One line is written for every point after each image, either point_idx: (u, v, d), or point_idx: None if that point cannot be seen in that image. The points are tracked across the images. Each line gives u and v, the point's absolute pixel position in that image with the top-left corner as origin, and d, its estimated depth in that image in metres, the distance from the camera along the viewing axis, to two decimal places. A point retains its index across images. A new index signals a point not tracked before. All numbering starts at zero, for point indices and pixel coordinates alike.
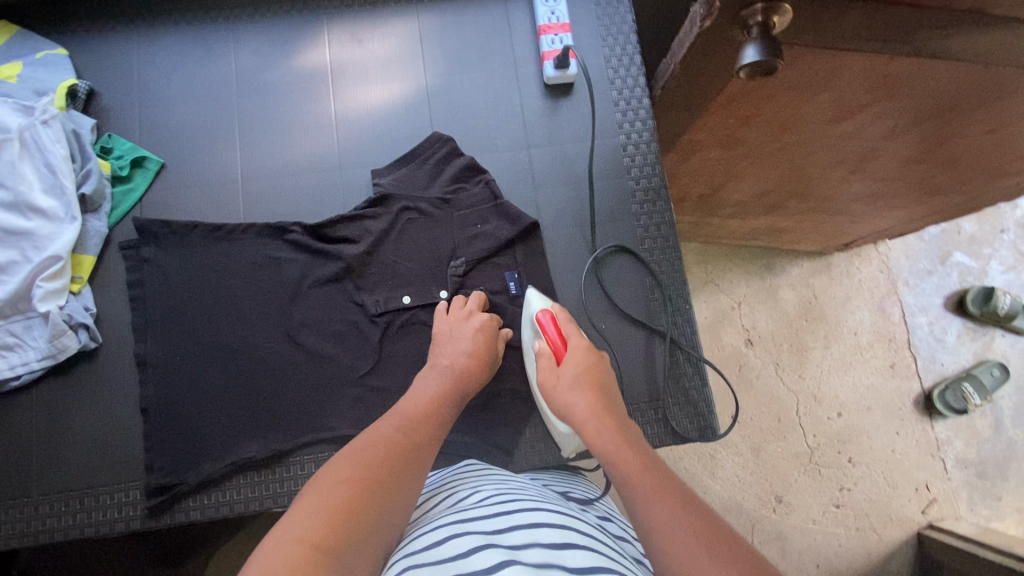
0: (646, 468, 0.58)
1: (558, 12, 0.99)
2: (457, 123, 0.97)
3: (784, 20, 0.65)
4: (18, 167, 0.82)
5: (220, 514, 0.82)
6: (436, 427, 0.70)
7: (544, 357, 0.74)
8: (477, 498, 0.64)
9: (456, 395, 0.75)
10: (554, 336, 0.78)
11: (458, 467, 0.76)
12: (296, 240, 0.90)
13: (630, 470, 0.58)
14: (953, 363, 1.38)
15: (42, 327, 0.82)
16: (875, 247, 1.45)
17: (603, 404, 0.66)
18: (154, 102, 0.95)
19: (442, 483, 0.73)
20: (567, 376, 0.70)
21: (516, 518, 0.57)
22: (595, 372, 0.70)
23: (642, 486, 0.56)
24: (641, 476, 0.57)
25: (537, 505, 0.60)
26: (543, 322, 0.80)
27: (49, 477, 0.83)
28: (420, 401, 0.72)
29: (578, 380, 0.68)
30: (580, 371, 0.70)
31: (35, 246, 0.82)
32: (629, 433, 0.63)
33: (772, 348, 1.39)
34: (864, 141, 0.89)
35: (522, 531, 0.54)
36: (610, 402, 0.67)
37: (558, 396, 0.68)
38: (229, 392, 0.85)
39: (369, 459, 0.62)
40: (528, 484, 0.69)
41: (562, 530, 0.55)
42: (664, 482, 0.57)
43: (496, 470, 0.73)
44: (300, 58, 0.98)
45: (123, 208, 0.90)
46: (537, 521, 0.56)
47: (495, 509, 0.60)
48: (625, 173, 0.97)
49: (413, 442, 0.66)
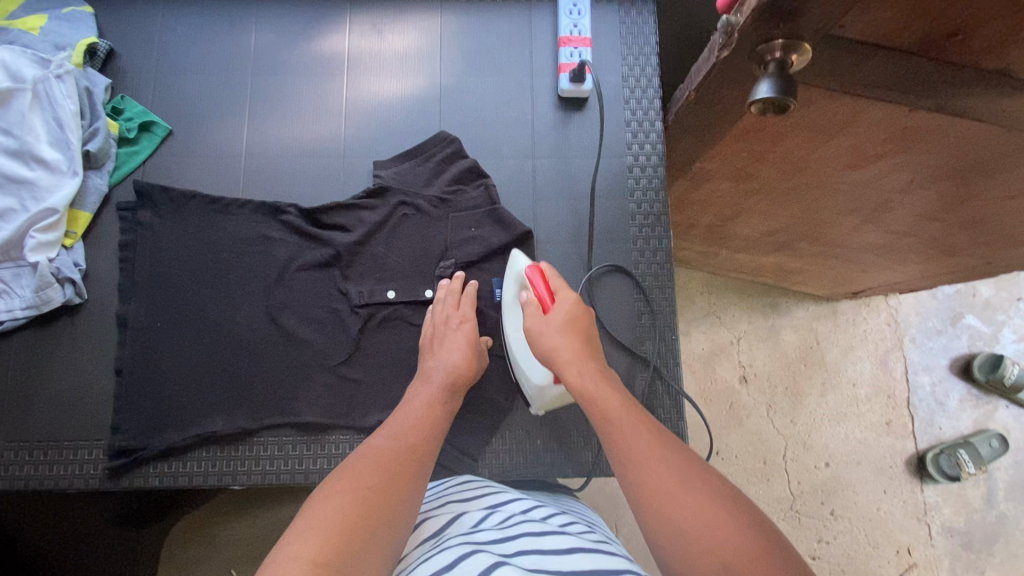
0: (627, 408, 0.63)
1: (580, 26, 0.98)
2: (466, 124, 0.97)
3: (802, 60, 0.64)
4: (27, 117, 0.84)
5: (178, 484, 0.82)
6: (437, 431, 0.70)
7: (531, 307, 0.75)
8: (483, 522, 0.63)
9: (441, 402, 0.74)
10: (542, 289, 0.75)
11: (457, 484, 0.75)
12: (291, 222, 0.90)
13: (610, 411, 0.63)
14: (951, 428, 1.34)
15: (30, 277, 0.83)
16: (885, 298, 1.41)
17: (585, 350, 0.70)
18: (170, 69, 0.96)
19: (440, 502, 0.71)
20: (556, 325, 0.71)
21: (523, 543, 0.56)
22: (583, 322, 0.72)
23: (620, 427, 0.61)
24: (621, 415, 0.62)
25: (543, 530, 0.59)
26: (532, 277, 0.76)
27: (18, 425, 0.84)
28: (417, 407, 0.72)
29: (566, 327, 0.71)
30: (568, 321, 0.72)
31: (33, 197, 0.83)
32: (607, 375, 0.68)
33: (766, 388, 1.36)
34: (879, 191, 0.87)
35: (531, 557, 0.53)
36: (594, 351, 0.71)
37: (543, 342, 0.71)
38: (203, 365, 0.85)
39: (373, 469, 0.61)
40: (532, 503, 0.69)
41: (570, 554, 0.54)
42: (644, 422, 0.62)
43: (499, 490, 0.72)
44: (319, 43, 0.98)
45: (125, 169, 0.92)
46: (546, 546, 0.56)
47: (500, 535, 0.59)
48: (627, 195, 0.96)
49: (413, 449, 0.65)
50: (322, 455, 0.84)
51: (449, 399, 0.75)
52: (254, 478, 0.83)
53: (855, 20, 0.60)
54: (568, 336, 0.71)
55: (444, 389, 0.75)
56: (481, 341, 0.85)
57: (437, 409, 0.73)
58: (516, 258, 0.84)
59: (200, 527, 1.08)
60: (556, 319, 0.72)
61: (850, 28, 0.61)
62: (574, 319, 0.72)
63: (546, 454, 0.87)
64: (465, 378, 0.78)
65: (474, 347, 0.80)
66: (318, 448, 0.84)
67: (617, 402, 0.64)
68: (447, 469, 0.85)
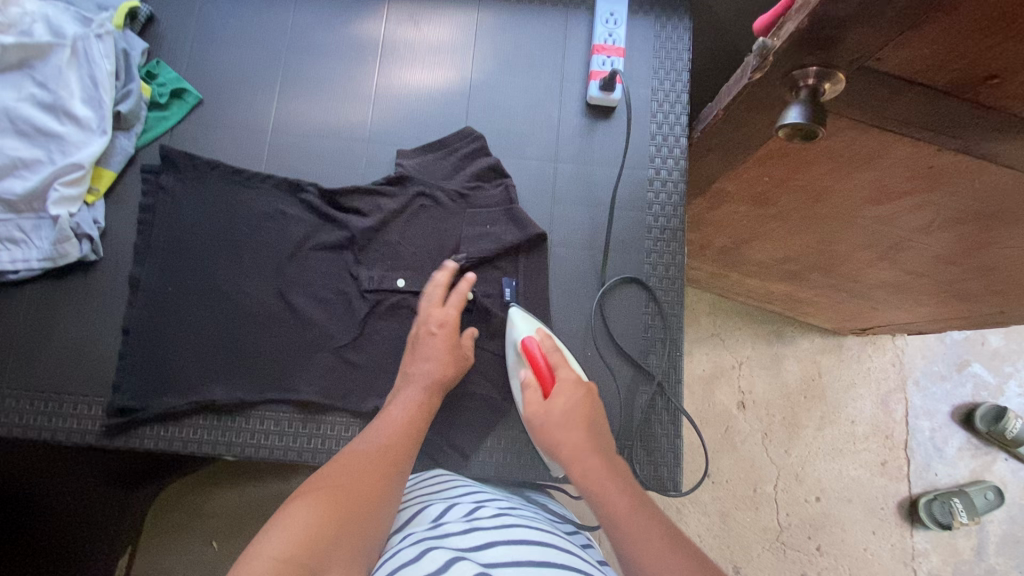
0: (641, 509, 0.58)
1: (615, 35, 0.98)
2: (492, 122, 0.97)
3: (836, 88, 0.65)
4: (63, 72, 0.85)
5: (172, 449, 0.83)
6: (414, 434, 0.71)
7: (529, 390, 0.71)
8: (454, 513, 0.64)
9: (423, 406, 0.75)
10: (541, 362, 0.75)
11: (429, 478, 0.77)
12: (309, 200, 0.91)
13: (621, 513, 0.57)
14: (946, 476, 1.33)
15: (50, 229, 0.84)
16: (892, 338, 1.41)
17: (593, 441, 0.64)
18: (206, 41, 0.97)
19: (412, 496, 0.73)
20: (557, 412, 0.66)
21: (492, 535, 0.58)
22: (584, 405, 0.67)
23: (635, 533, 0.56)
24: (635, 520, 0.57)
25: (511, 521, 0.61)
26: (529, 351, 0.77)
27: (23, 373, 0.84)
28: (396, 411, 0.73)
29: (568, 417, 0.65)
30: (570, 408, 0.67)
31: (61, 150, 0.84)
32: (617, 469, 0.62)
33: (763, 416, 1.35)
34: (898, 229, 0.86)
35: (498, 549, 0.55)
36: (603, 436, 0.66)
37: (545, 430, 0.66)
38: (209, 333, 0.85)
39: (342, 472, 0.62)
40: (500, 498, 0.71)
41: (537, 547, 0.55)
42: (657, 523, 0.57)
43: (469, 484, 0.74)
44: (356, 28, 0.99)
45: (153, 133, 0.93)
46: (516, 536, 0.57)
47: (470, 525, 0.60)
48: (646, 207, 0.95)
49: (389, 450, 0.66)
50: (317, 434, 0.84)
51: (429, 403, 0.75)
52: (248, 450, 0.83)
53: (894, 53, 0.60)
54: (572, 426, 0.65)
55: (423, 393, 0.76)
56: (468, 334, 0.84)
57: (417, 415, 0.73)
58: (514, 320, 0.85)
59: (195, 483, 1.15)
60: (556, 406, 0.67)
61: (886, 62, 0.61)
62: (574, 401, 0.68)
63: (538, 455, 0.86)
64: (448, 381, 0.79)
65: (457, 351, 0.81)
66: (314, 427, 0.85)
67: (630, 504, 0.58)
68: (436, 462, 0.85)
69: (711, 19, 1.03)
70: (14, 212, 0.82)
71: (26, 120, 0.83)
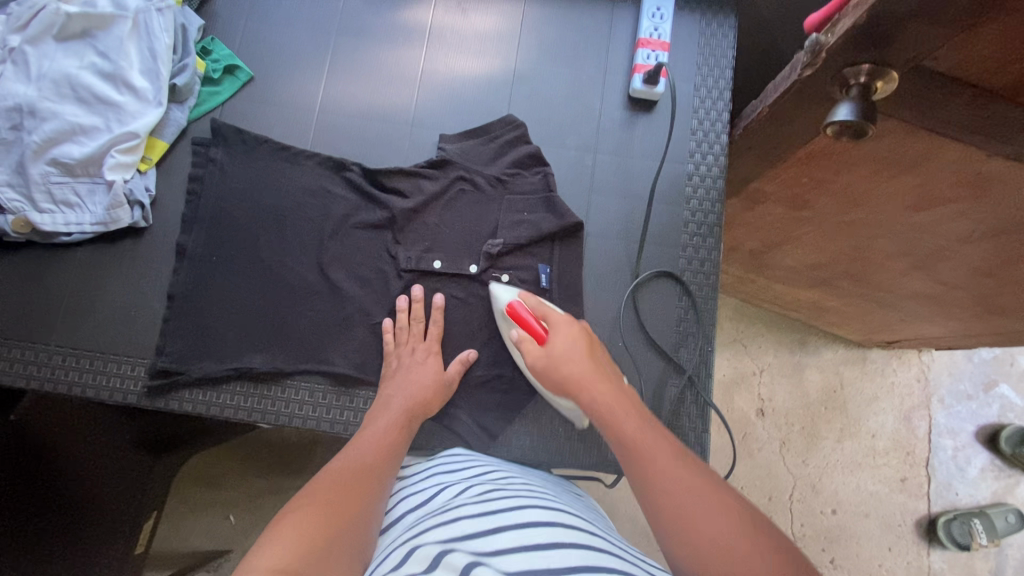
0: (647, 427, 0.63)
1: (661, 30, 0.99)
2: (534, 110, 0.98)
3: (888, 87, 0.65)
4: (124, 44, 0.88)
5: (209, 413, 0.85)
6: (397, 445, 0.73)
7: (527, 343, 0.72)
8: (465, 496, 0.63)
9: (399, 424, 0.76)
10: (535, 323, 0.74)
11: (445, 459, 0.77)
12: (353, 179, 0.92)
13: (629, 433, 0.62)
14: (967, 496, 1.30)
15: (103, 195, 0.87)
16: (918, 353, 1.39)
17: (598, 370, 0.68)
18: (259, 21, 1.00)
19: (428, 476, 0.73)
20: (560, 353, 0.69)
21: (501, 519, 0.56)
22: (585, 340, 0.71)
23: (645, 449, 0.60)
24: (642, 435, 0.62)
25: (521, 504, 0.60)
26: (518, 309, 0.75)
27: (71, 332, 0.87)
28: (373, 431, 0.74)
29: (570, 351, 0.68)
30: (570, 343, 0.70)
31: (119, 119, 0.87)
32: (625, 395, 0.67)
33: (782, 424, 1.35)
34: (937, 238, 0.85)
35: (508, 533, 0.53)
36: (605, 366, 0.70)
37: (553, 373, 0.68)
38: (251, 302, 0.88)
39: (327, 485, 0.62)
40: (513, 479, 0.70)
41: (550, 529, 0.54)
42: (663, 440, 0.61)
43: (484, 466, 0.73)
44: (404, 13, 1.01)
45: (205, 107, 0.95)
46: (525, 520, 0.55)
47: (480, 509, 0.59)
48: (683, 202, 0.95)
49: (370, 463, 0.68)
50: (350, 407, 0.86)
51: (409, 426, 0.77)
52: (282, 419, 0.85)
53: (950, 54, 0.60)
54: (576, 358, 0.68)
55: (402, 415, 0.77)
56: (460, 357, 0.86)
57: (397, 434, 0.75)
58: (498, 293, 0.85)
59: (214, 456, 1.19)
60: (558, 346, 0.69)
61: (942, 62, 0.61)
62: (574, 339, 0.70)
63: (565, 440, 0.87)
64: (425, 407, 0.80)
65: (437, 375, 0.83)
66: (346, 400, 0.86)
67: (639, 424, 0.63)
68: (462, 443, 0.86)
69: (758, 18, 1.03)
70: (70, 176, 0.85)
71: (86, 87, 0.86)
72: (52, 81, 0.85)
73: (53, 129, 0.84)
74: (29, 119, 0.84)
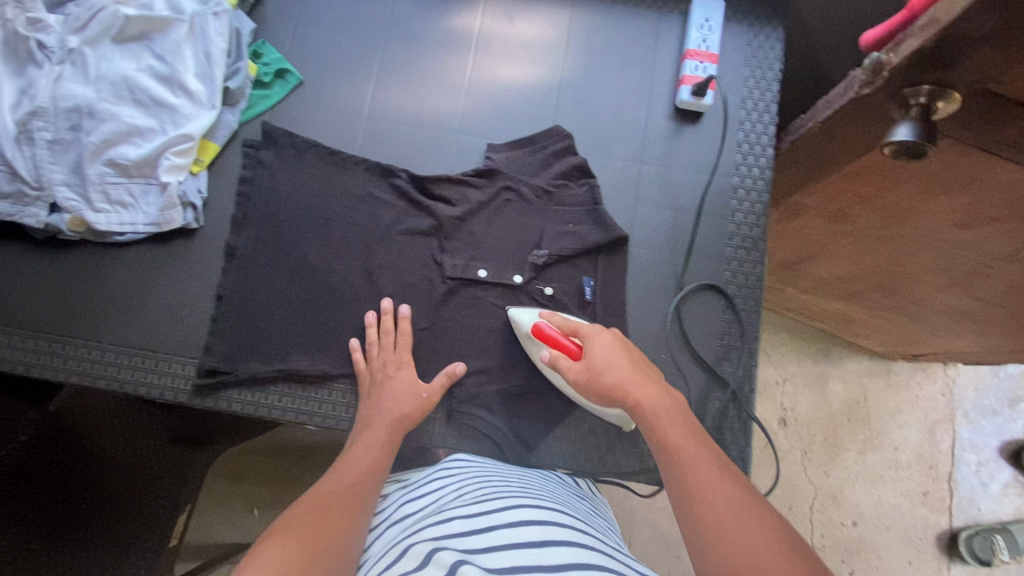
0: (686, 429, 0.63)
1: (709, 41, 0.98)
2: (580, 120, 0.98)
3: (949, 108, 0.65)
4: (181, 47, 0.90)
5: (257, 414, 0.86)
6: (386, 456, 0.75)
7: (562, 360, 0.73)
8: (460, 499, 0.65)
9: (384, 442, 0.76)
10: (568, 343, 0.76)
11: (442, 465, 0.78)
12: (400, 185, 0.93)
13: (669, 435, 0.62)
14: (989, 512, 1.30)
15: (157, 196, 0.88)
16: (943, 366, 1.38)
17: (637, 373, 0.69)
18: (307, 24, 1.01)
19: (428, 478, 0.74)
20: (600, 362, 0.70)
21: (492, 519, 0.58)
22: (620, 347, 0.72)
23: (685, 453, 0.60)
24: (680, 435, 0.62)
25: (517, 504, 0.61)
26: (544, 332, 0.77)
27: (123, 330, 0.89)
28: (360, 445, 0.76)
29: (607, 360, 0.70)
30: (606, 351, 0.71)
31: (173, 122, 0.88)
32: (666, 396, 0.67)
33: (805, 435, 1.34)
34: (979, 257, 0.83)
35: (499, 533, 0.55)
36: (645, 369, 0.70)
37: (597, 385, 0.69)
38: (298, 304, 0.89)
39: (311, 502, 0.65)
40: (507, 482, 0.71)
41: (539, 527, 0.55)
42: (701, 444, 0.61)
43: (479, 472, 0.75)
44: (453, 20, 1.01)
45: (256, 110, 0.97)
46: (517, 519, 0.57)
47: (473, 510, 0.61)
48: (729, 215, 0.95)
49: (354, 478, 0.70)
50: None
51: (392, 443, 0.77)
52: (328, 421, 0.87)
53: (1016, 77, 0.60)
54: (617, 366, 0.69)
55: (384, 429, 0.78)
56: (446, 370, 0.85)
57: (385, 446, 0.76)
58: (518, 316, 0.87)
59: (247, 453, 1.21)
60: (596, 356, 0.71)
61: (1007, 85, 0.61)
62: (608, 348, 0.71)
63: (601, 448, 0.88)
64: (405, 423, 0.80)
65: (413, 388, 0.83)
66: None
67: (679, 426, 0.63)
68: (501, 450, 0.86)
69: (804, 30, 1.03)
70: (126, 177, 0.87)
71: (144, 90, 0.87)
72: (111, 83, 0.86)
73: (111, 130, 0.85)
74: (87, 120, 0.85)
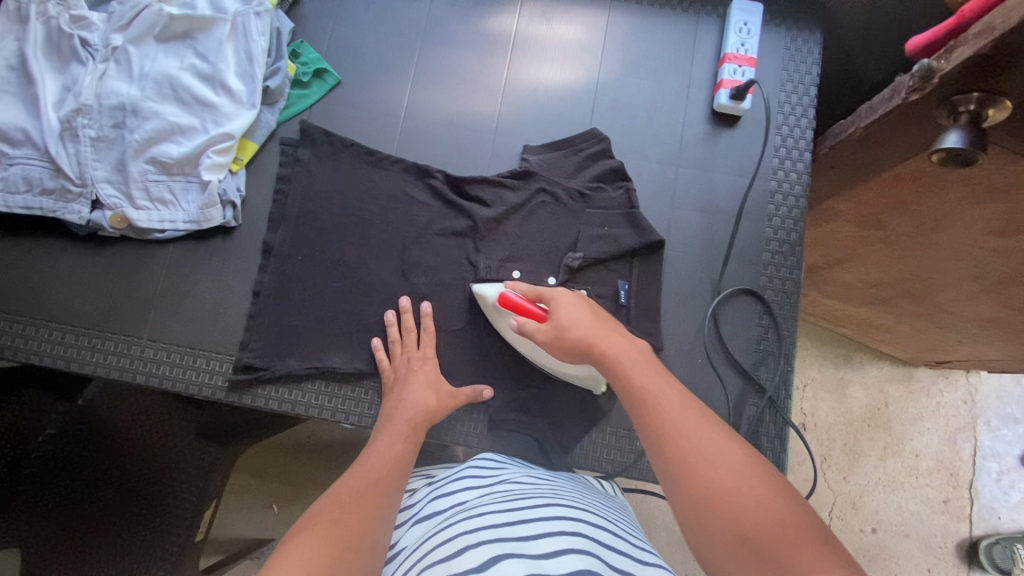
0: (648, 369, 0.60)
1: (748, 45, 0.98)
2: (616, 122, 0.98)
3: (999, 115, 0.64)
4: (224, 47, 0.90)
5: (293, 411, 0.87)
6: (415, 440, 0.75)
7: (529, 324, 0.70)
8: (490, 496, 0.65)
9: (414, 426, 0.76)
10: (532, 309, 0.74)
11: (472, 461, 0.77)
12: (436, 186, 0.94)
13: (632, 376, 0.59)
14: (1010, 520, 1.29)
15: (197, 194, 0.89)
16: (965, 374, 1.37)
17: (598, 322, 0.66)
18: (343, 24, 1.01)
19: (458, 472, 0.74)
20: (565, 321, 0.67)
21: (523, 512, 0.57)
22: (582, 304, 0.69)
23: (648, 390, 0.57)
24: (642, 374, 0.59)
25: (546, 501, 0.61)
26: (510, 301, 0.75)
27: (162, 326, 0.90)
28: (393, 429, 0.75)
29: (571, 317, 0.67)
30: (569, 306, 0.68)
31: (214, 120, 0.89)
32: (626, 341, 0.64)
33: (824, 440, 1.33)
34: (1014, 266, 0.82)
35: (531, 524, 0.55)
36: (606, 318, 0.67)
37: (564, 342, 0.66)
38: (333, 303, 0.89)
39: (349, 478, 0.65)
40: (537, 478, 0.70)
41: (569, 522, 0.55)
42: (663, 380, 0.58)
43: (510, 469, 0.74)
44: (490, 21, 1.01)
45: (294, 110, 0.97)
46: (548, 512, 0.57)
47: (504, 505, 0.61)
48: (765, 219, 0.95)
49: (390, 454, 0.70)
50: None
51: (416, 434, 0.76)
52: (363, 420, 0.87)
53: None
54: (581, 321, 0.66)
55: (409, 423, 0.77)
56: (476, 391, 0.85)
57: (417, 430, 0.76)
58: (483, 290, 0.88)
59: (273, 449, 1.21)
60: (561, 316, 0.67)
61: None
62: (573, 306, 0.68)
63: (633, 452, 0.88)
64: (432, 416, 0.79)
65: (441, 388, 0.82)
66: None
67: (642, 367, 0.59)
68: (532, 453, 0.86)
69: (841, 34, 1.02)
70: (167, 174, 0.87)
71: (186, 88, 0.88)
72: (155, 82, 0.87)
73: (154, 128, 0.86)
74: (131, 118, 0.86)
